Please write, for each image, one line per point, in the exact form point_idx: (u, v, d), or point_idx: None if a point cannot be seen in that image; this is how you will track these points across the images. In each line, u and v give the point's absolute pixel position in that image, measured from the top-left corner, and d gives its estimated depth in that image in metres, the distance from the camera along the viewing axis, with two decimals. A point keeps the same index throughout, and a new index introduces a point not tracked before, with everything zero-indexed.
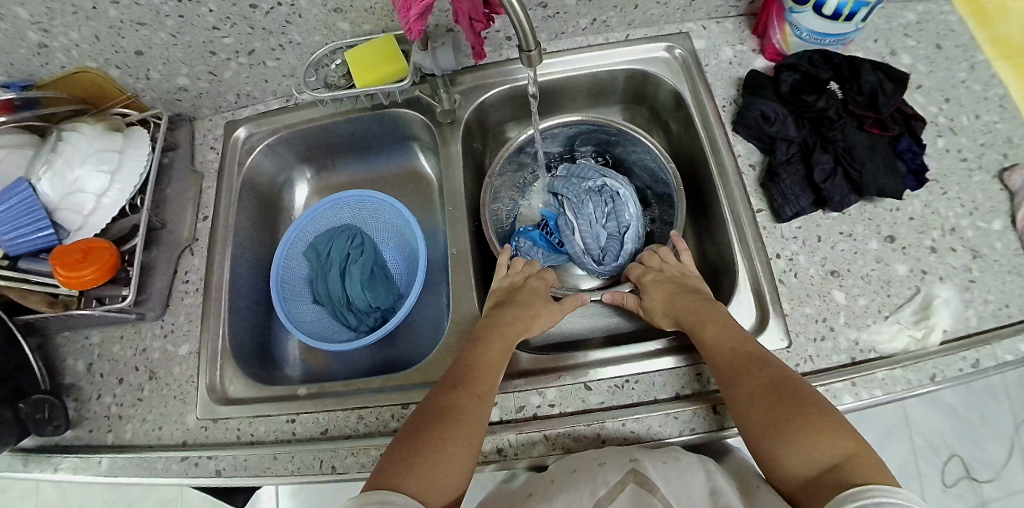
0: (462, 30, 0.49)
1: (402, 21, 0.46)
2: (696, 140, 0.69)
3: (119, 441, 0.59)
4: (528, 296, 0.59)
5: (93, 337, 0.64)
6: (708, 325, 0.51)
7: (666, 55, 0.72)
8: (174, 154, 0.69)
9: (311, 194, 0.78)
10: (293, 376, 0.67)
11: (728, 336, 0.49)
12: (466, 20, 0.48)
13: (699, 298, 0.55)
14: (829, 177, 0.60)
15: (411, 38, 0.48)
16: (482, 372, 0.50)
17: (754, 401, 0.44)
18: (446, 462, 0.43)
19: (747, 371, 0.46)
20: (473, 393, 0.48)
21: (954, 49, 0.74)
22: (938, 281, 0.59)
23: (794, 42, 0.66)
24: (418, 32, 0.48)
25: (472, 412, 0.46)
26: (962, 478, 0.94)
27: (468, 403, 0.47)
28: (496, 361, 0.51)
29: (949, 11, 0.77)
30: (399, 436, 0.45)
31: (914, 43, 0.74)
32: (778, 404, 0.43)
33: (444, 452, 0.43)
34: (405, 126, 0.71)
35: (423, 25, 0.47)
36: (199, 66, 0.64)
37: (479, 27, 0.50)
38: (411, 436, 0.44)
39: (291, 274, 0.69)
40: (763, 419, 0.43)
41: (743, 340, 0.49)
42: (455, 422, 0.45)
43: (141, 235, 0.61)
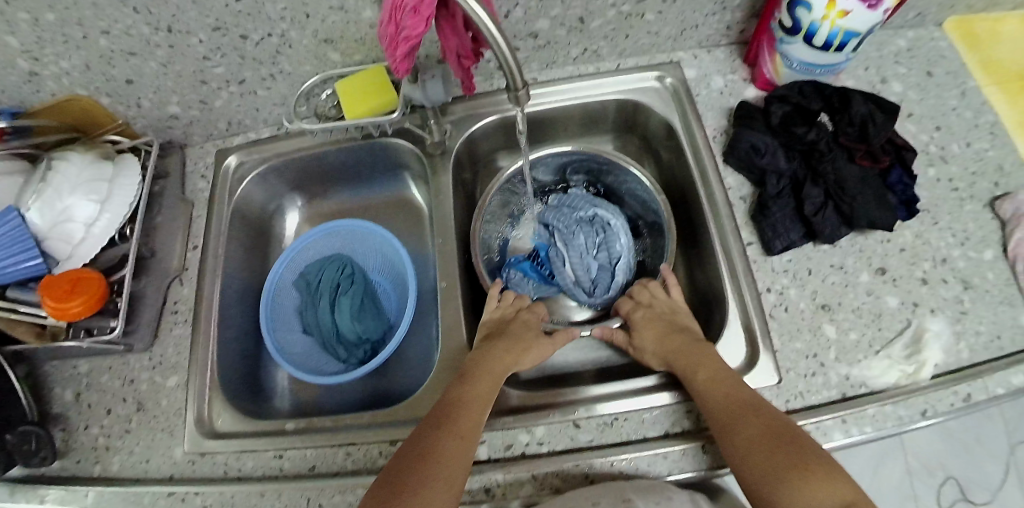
0: (450, 65, 0.48)
1: (389, 59, 0.44)
2: (686, 169, 0.69)
3: (106, 473, 0.59)
4: (520, 329, 0.59)
5: (82, 366, 0.64)
6: (700, 367, 0.51)
7: (656, 84, 0.72)
8: (165, 182, 0.69)
9: (301, 222, 0.78)
10: (281, 408, 0.67)
11: (720, 380, 0.49)
12: (454, 57, 0.48)
13: (689, 337, 0.55)
14: (819, 210, 0.59)
15: (396, 75, 0.46)
16: (469, 412, 0.49)
17: (751, 446, 0.43)
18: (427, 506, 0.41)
19: (741, 416, 0.46)
20: (457, 434, 0.47)
21: (945, 76, 0.74)
22: (930, 313, 0.59)
23: (785, 73, 0.66)
24: (405, 69, 0.46)
25: (454, 455, 0.45)
26: (958, 500, 0.94)
27: (452, 444, 0.46)
28: (482, 401, 0.51)
29: (939, 37, 0.77)
30: (379, 479, 0.44)
31: (905, 70, 0.74)
32: (774, 449, 0.43)
33: (426, 495, 0.42)
34: (395, 155, 0.71)
35: (410, 64, 0.46)
36: (190, 95, 0.64)
37: (467, 63, 0.50)
38: (391, 478, 0.44)
39: (282, 305, 0.70)
40: (761, 464, 0.42)
41: (735, 384, 0.49)
42: (439, 464, 0.44)
43: (131, 265, 0.60)
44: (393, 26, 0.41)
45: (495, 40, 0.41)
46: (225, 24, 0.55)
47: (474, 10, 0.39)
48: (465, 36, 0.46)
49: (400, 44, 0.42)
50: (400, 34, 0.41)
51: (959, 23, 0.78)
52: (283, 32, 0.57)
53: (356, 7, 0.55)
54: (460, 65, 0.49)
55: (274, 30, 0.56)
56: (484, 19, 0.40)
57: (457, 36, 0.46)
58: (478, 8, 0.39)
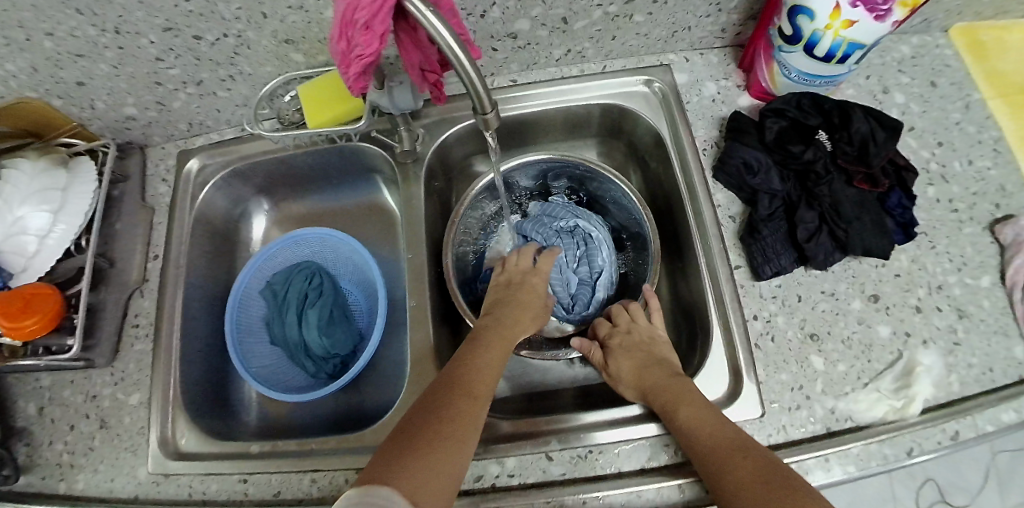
0: (413, 81, 0.46)
1: (343, 78, 0.42)
2: (673, 180, 0.65)
3: (72, 492, 0.56)
4: (524, 294, 0.59)
5: (44, 379, 0.61)
6: (682, 401, 0.49)
7: (644, 89, 0.68)
8: (124, 186, 0.65)
9: (269, 227, 0.75)
10: (249, 423, 0.65)
11: (703, 416, 0.47)
12: (417, 72, 0.45)
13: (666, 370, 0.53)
14: (813, 236, 0.56)
15: (352, 94, 0.44)
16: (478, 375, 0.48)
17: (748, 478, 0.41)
18: (447, 462, 0.39)
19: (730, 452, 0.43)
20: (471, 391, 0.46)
21: (949, 87, 0.70)
22: (922, 344, 0.56)
23: (782, 82, 0.63)
24: (361, 87, 0.43)
25: (468, 415, 0.44)
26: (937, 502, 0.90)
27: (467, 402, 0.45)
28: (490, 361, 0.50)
29: (944, 45, 0.73)
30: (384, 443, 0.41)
31: (908, 80, 0.70)
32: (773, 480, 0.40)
33: (445, 457, 0.40)
34: (366, 159, 0.68)
35: (366, 81, 0.43)
36: (145, 96, 0.60)
37: (433, 77, 0.47)
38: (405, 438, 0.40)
39: (247, 316, 0.67)
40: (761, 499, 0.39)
41: (719, 419, 0.47)
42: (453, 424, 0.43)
43: (90, 276, 0.57)
44: (345, 43, 0.39)
45: (463, 65, 0.38)
46: (177, 25, 0.51)
47: (444, 36, 0.36)
48: (428, 51, 0.44)
49: (353, 63, 0.40)
50: (352, 51, 0.39)
51: (964, 31, 0.73)
52: (239, 33, 0.53)
53: (317, 7, 0.51)
54: (424, 80, 0.46)
55: (230, 30, 0.52)
56: (452, 44, 0.37)
57: (419, 52, 0.43)
58: (447, 34, 0.36)
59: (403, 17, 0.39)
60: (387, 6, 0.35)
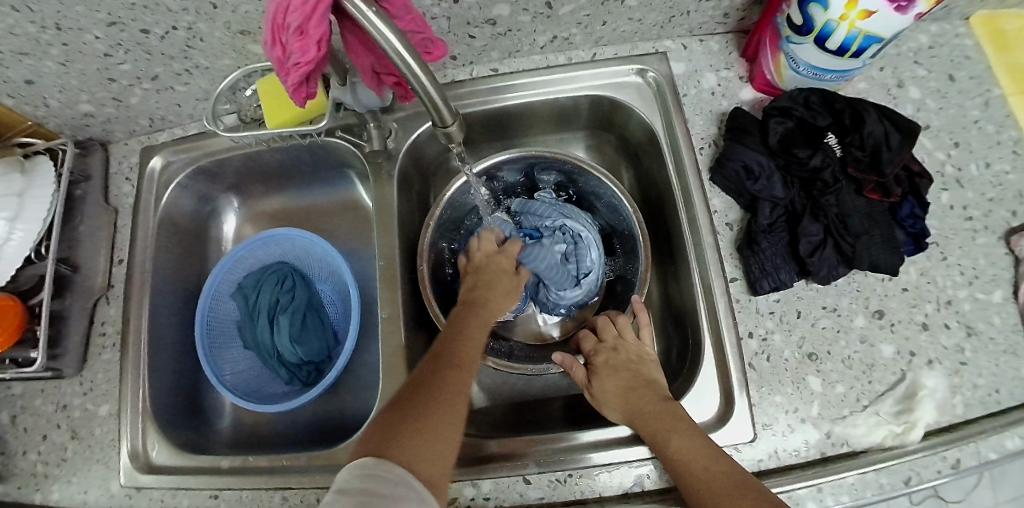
0: (367, 84, 0.45)
1: (284, 85, 0.40)
2: (666, 180, 0.61)
3: (46, 503, 0.56)
4: (494, 269, 0.58)
5: (16, 386, 0.59)
6: (676, 437, 0.45)
7: (637, 79, 0.63)
8: (86, 186, 0.61)
9: (241, 224, 0.72)
10: (224, 431, 0.64)
11: (700, 454, 0.44)
12: (371, 75, 0.44)
13: (660, 400, 0.49)
14: (817, 249, 0.52)
15: (297, 103, 0.43)
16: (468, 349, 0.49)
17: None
18: (443, 435, 0.41)
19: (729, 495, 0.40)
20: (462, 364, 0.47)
21: (968, 81, 0.64)
22: (927, 365, 0.53)
23: (789, 76, 0.57)
24: (305, 96, 0.42)
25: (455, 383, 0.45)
26: None
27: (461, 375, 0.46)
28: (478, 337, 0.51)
29: (964, 34, 0.67)
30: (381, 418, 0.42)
31: (924, 72, 0.64)
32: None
33: (442, 429, 0.41)
34: (336, 154, 0.64)
35: (310, 90, 0.42)
36: (101, 93, 0.56)
37: (388, 80, 0.46)
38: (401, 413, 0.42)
39: (220, 320, 0.65)
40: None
41: (717, 457, 0.44)
42: (448, 398, 0.44)
43: (49, 286, 0.54)
44: (279, 49, 0.38)
45: (416, 75, 0.36)
46: (120, 19, 0.46)
47: (393, 47, 0.33)
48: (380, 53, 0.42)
49: (292, 71, 0.39)
50: (289, 59, 0.38)
51: (986, 19, 0.67)
52: (189, 25, 0.48)
53: None
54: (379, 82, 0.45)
55: (179, 22, 0.48)
56: (402, 54, 0.34)
57: (369, 54, 0.42)
58: (396, 45, 0.33)
59: (346, 19, 0.38)
60: (318, 11, 0.34)
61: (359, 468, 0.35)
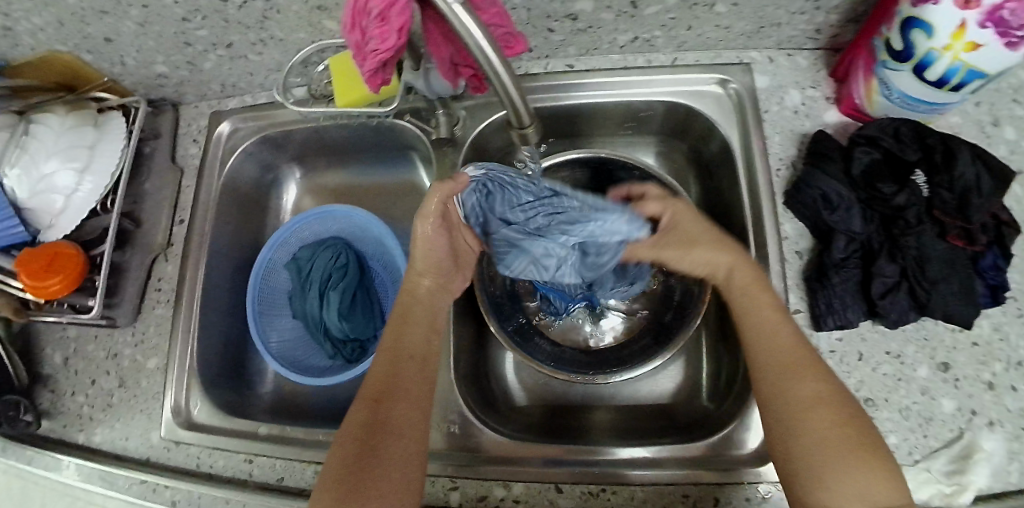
0: (444, 75, 0.43)
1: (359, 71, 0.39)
2: (737, 198, 0.58)
3: (89, 444, 0.58)
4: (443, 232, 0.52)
5: (72, 329, 0.62)
6: (761, 304, 0.46)
7: (717, 89, 0.60)
8: (155, 143, 0.65)
9: (301, 194, 0.73)
10: (263, 394, 0.65)
11: (785, 330, 0.45)
12: (449, 67, 0.42)
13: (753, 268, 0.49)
14: (889, 292, 0.49)
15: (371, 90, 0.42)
16: (410, 370, 0.46)
17: (812, 414, 0.40)
18: (398, 467, 0.40)
19: (804, 372, 0.42)
20: (406, 390, 0.44)
21: None
22: (987, 427, 0.50)
23: (879, 101, 0.53)
24: (379, 83, 0.41)
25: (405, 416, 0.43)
26: None
27: (403, 406, 0.43)
28: (411, 352, 0.47)
29: None
30: (324, 476, 0.40)
31: None
32: (839, 420, 0.39)
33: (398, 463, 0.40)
34: (403, 136, 0.64)
35: (384, 76, 0.41)
36: (175, 56, 0.57)
37: (466, 71, 0.44)
38: (345, 465, 0.39)
39: (271, 286, 0.66)
40: (823, 432, 0.39)
41: (799, 340, 0.44)
42: (391, 439, 0.41)
43: (111, 239, 0.56)
44: (358, 33, 0.37)
45: (498, 70, 0.34)
46: None
47: (480, 42, 0.32)
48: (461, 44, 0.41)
49: (368, 57, 0.37)
50: (368, 44, 0.37)
51: None
52: None
53: None
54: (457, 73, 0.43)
55: None
56: (485, 49, 0.32)
57: (450, 44, 0.40)
58: (483, 39, 0.31)
59: (429, 7, 0.36)
60: None
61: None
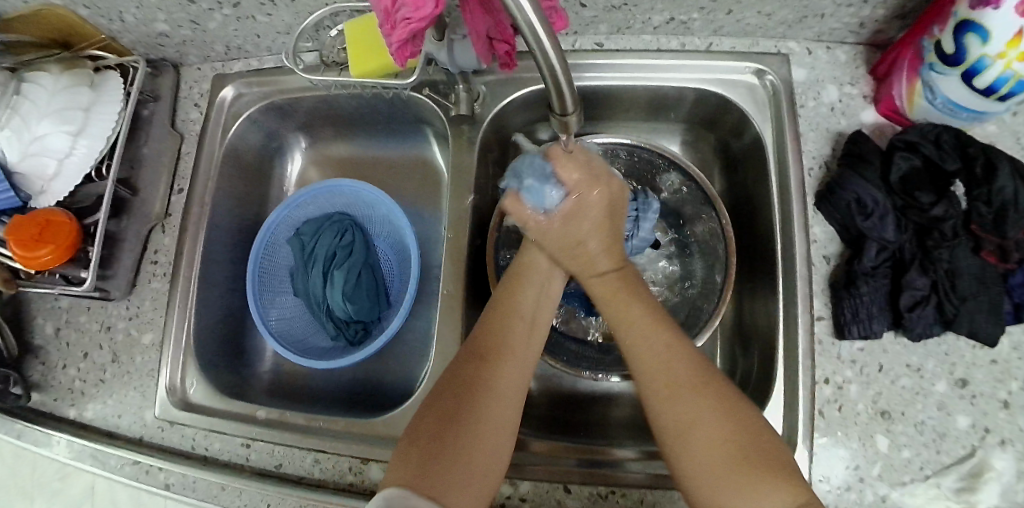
0: (477, 50, 0.41)
1: (388, 41, 0.38)
2: (765, 196, 0.57)
3: (81, 419, 0.56)
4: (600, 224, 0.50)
5: (63, 300, 0.60)
6: (632, 317, 0.45)
7: (753, 80, 0.57)
8: (153, 107, 0.60)
9: (306, 164, 0.70)
10: (262, 374, 0.63)
11: (665, 341, 0.43)
12: (484, 41, 0.40)
13: (619, 272, 0.48)
14: (918, 304, 0.48)
15: (398, 63, 0.40)
16: (513, 333, 0.45)
17: (693, 448, 0.37)
18: (491, 434, 0.40)
19: (681, 394, 0.39)
20: (507, 352, 0.44)
21: None
22: (999, 446, 0.49)
23: (921, 106, 0.51)
24: (406, 55, 0.39)
25: (503, 383, 0.42)
26: None
27: (504, 367, 0.43)
28: (521, 313, 0.46)
29: None
30: (410, 429, 0.41)
31: None
32: (725, 434, 0.37)
33: (489, 434, 0.40)
34: (418, 111, 0.60)
35: (413, 49, 0.39)
36: (177, 13, 0.53)
37: (502, 48, 0.42)
38: (436, 418, 0.40)
39: (273, 262, 0.63)
40: (702, 449, 0.37)
41: (687, 355, 0.42)
42: (486, 404, 0.41)
43: (105, 207, 0.53)
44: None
45: (546, 56, 0.29)
46: None
47: (528, 21, 0.27)
48: (498, 17, 0.39)
49: (397, 27, 0.36)
50: (399, 12, 0.35)
51: None
52: None
53: None
54: (492, 50, 0.41)
55: None
56: (535, 29, 0.28)
57: (488, 17, 0.38)
58: (532, 17, 0.27)
59: None
60: None
61: (389, 496, 0.35)
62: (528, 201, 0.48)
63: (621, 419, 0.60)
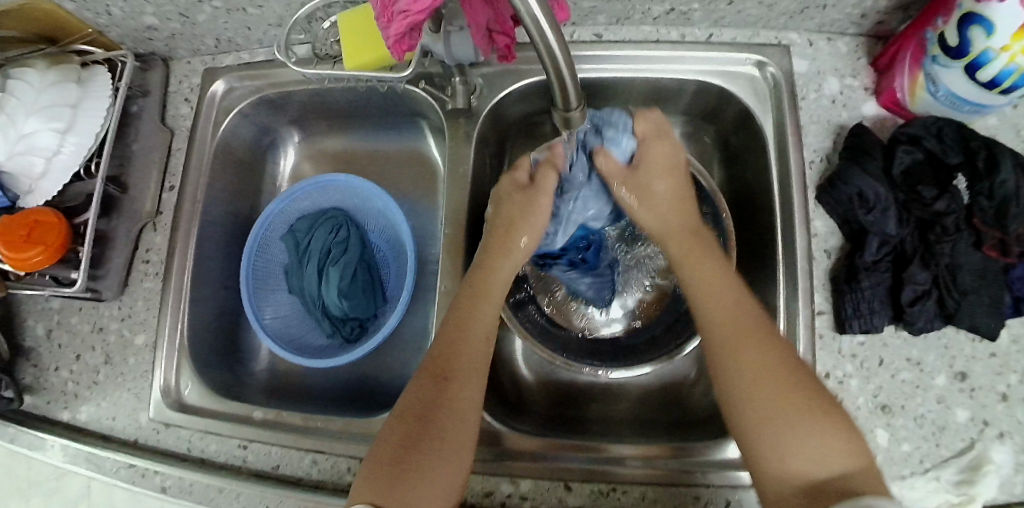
0: (477, 42, 0.40)
1: (386, 35, 0.37)
2: (765, 190, 0.56)
3: (75, 422, 0.55)
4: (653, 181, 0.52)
5: (54, 301, 0.58)
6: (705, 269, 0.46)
7: (753, 72, 0.57)
8: (143, 101, 0.60)
9: (299, 158, 0.69)
10: (258, 373, 0.63)
11: (726, 294, 0.44)
12: (483, 33, 0.39)
13: (689, 229, 0.49)
14: (920, 298, 0.48)
15: (395, 56, 0.39)
16: (474, 353, 0.44)
17: (758, 394, 0.38)
18: (448, 456, 0.39)
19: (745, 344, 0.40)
20: (454, 375, 0.43)
21: None
22: (998, 438, 0.49)
23: (923, 98, 0.50)
24: (404, 48, 0.38)
25: (463, 404, 0.42)
26: None
27: (466, 388, 0.43)
28: (484, 333, 0.46)
29: None
30: (377, 445, 0.41)
31: None
32: (778, 382, 0.38)
33: (449, 457, 0.39)
34: (414, 104, 0.59)
35: (411, 42, 0.38)
36: (166, 6, 0.52)
37: (502, 40, 0.41)
38: (396, 439, 0.40)
39: (267, 260, 0.62)
40: (757, 394, 0.38)
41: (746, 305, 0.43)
42: (444, 422, 0.41)
43: (95, 206, 0.51)
44: None
45: (549, 48, 0.29)
46: None
47: (532, 13, 0.26)
48: (499, 8, 0.38)
49: (395, 19, 0.35)
50: (398, 4, 0.34)
51: None
52: None
53: None
54: (491, 42, 0.41)
55: None
56: (540, 22, 0.27)
57: (488, 8, 0.37)
58: (536, 9, 0.26)
59: None
60: None
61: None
62: (614, 153, 0.52)
63: (623, 416, 0.59)
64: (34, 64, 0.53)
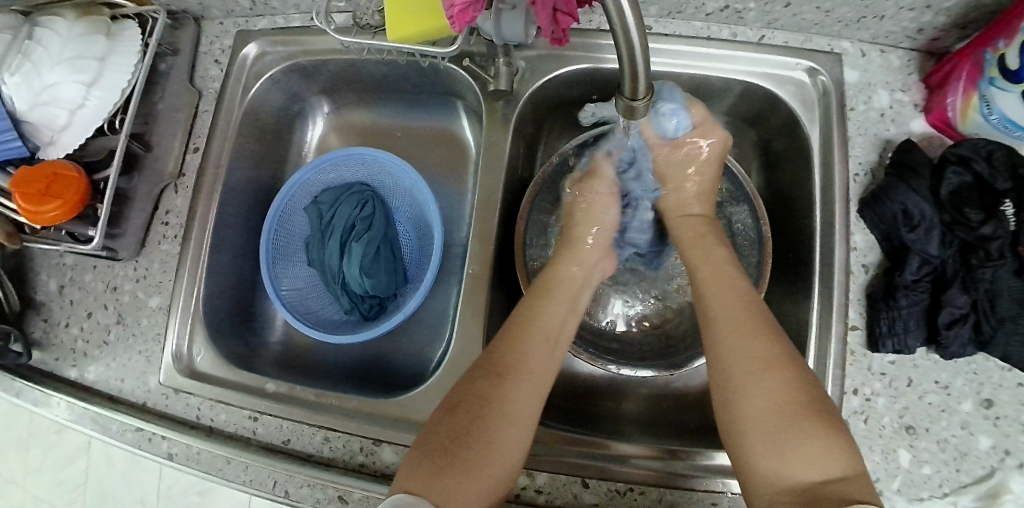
0: (539, 20, 0.39)
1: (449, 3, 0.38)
2: (806, 199, 0.55)
3: (83, 381, 0.54)
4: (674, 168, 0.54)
5: (68, 257, 0.57)
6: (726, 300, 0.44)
7: (802, 77, 0.55)
8: (172, 61, 0.58)
9: (326, 130, 0.67)
10: (271, 345, 0.62)
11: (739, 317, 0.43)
12: (548, 10, 0.38)
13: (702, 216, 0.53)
14: (956, 323, 0.47)
15: (457, 28, 0.40)
16: (537, 349, 0.44)
17: (753, 404, 0.38)
18: (496, 454, 0.38)
19: (762, 365, 0.39)
20: (502, 373, 0.41)
21: None
22: (1020, 469, 0.48)
23: (975, 121, 0.48)
24: (466, 19, 0.38)
25: (523, 403, 0.41)
26: None
27: (523, 385, 0.42)
28: (544, 333, 0.45)
29: None
30: (423, 436, 0.39)
31: None
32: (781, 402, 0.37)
33: (496, 452, 0.38)
34: (451, 82, 0.58)
35: (473, 14, 0.38)
36: None
37: (565, 20, 0.39)
38: (438, 435, 0.38)
39: (289, 230, 0.61)
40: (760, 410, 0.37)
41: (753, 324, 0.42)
42: (498, 416, 0.39)
43: (117, 163, 0.50)
44: None
45: (620, 10, 0.27)
46: None
47: None
48: None
49: None
50: None
51: None
52: None
53: None
54: (554, 23, 0.39)
55: None
56: None
57: None
58: None
59: None
60: None
61: (395, 501, 0.33)
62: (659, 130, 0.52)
63: (639, 413, 0.59)
64: (65, 14, 0.52)
